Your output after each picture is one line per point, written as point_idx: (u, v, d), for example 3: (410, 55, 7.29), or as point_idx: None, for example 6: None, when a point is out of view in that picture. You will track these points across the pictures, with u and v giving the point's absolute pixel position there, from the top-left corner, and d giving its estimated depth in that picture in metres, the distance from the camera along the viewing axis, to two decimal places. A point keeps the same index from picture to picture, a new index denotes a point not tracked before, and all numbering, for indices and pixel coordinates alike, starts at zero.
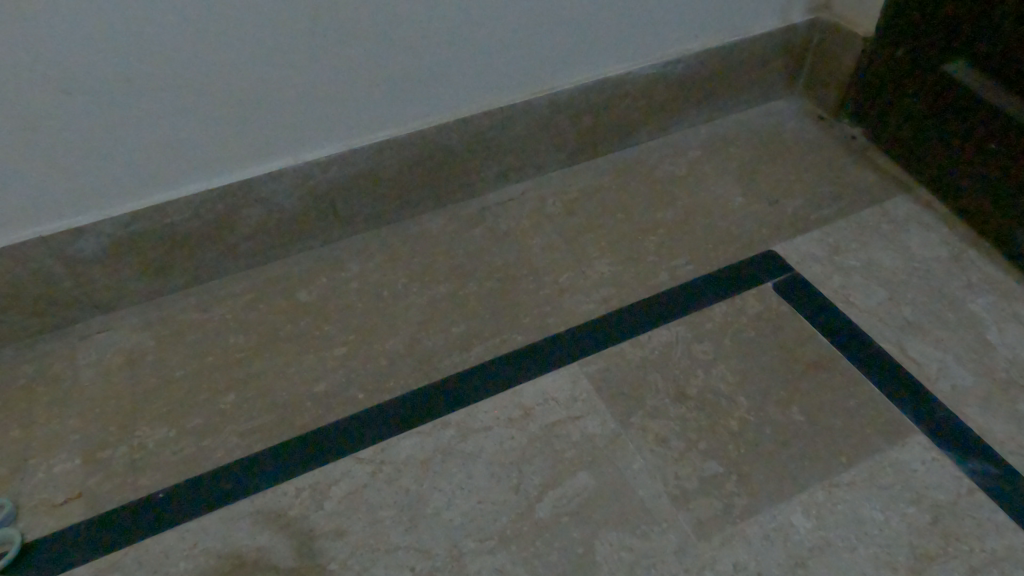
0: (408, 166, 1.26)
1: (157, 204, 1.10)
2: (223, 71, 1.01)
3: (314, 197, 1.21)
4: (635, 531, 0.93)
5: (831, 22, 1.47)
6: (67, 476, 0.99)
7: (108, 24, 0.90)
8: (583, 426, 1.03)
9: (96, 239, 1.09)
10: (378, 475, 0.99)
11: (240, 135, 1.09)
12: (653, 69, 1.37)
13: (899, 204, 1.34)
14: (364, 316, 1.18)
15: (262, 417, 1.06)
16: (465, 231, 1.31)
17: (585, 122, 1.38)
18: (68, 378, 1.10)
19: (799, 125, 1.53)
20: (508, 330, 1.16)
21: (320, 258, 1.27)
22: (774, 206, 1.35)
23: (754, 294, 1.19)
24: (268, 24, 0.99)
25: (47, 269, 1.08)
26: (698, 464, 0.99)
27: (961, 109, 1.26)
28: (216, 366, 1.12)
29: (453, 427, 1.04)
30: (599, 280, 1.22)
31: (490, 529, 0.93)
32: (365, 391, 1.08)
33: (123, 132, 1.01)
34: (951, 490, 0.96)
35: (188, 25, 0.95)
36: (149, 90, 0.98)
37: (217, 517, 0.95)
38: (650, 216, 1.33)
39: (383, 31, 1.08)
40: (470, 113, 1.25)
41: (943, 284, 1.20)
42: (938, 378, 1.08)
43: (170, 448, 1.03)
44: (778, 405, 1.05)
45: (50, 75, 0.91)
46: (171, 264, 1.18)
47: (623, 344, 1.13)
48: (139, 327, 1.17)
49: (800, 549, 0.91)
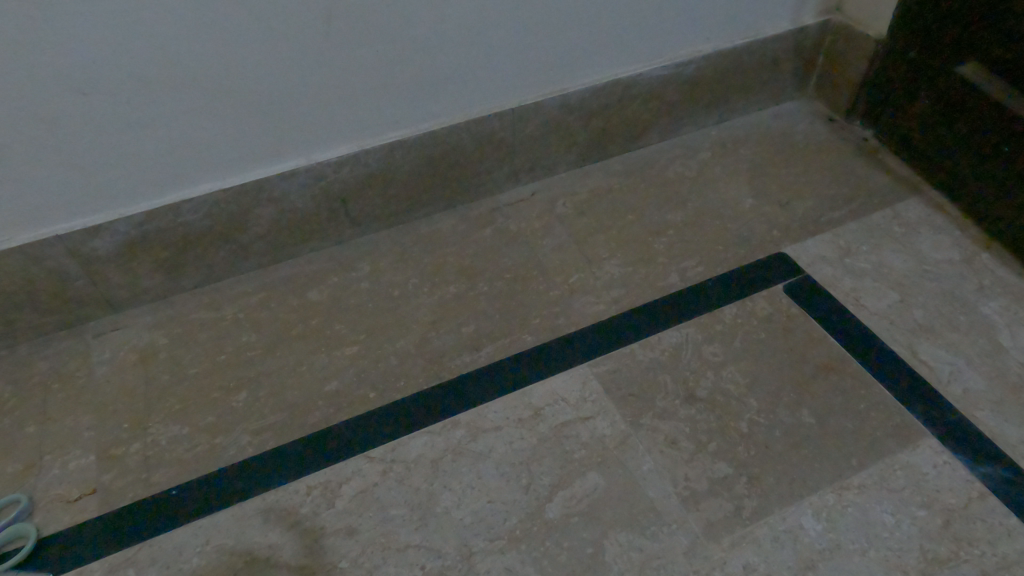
0: (418, 166, 1.27)
1: (170, 203, 1.11)
2: (237, 71, 1.02)
3: (326, 197, 1.22)
4: (645, 532, 0.93)
5: (842, 23, 1.46)
6: (82, 473, 1.01)
7: (123, 25, 0.91)
8: (593, 427, 1.03)
9: (110, 238, 1.10)
10: (389, 474, 0.99)
11: (252, 135, 1.10)
12: (664, 70, 1.37)
13: (910, 206, 1.34)
14: (374, 316, 1.18)
15: (274, 415, 1.06)
16: (476, 231, 1.31)
17: (595, 123, 1.38)
18: (83, 375, 1.11)
19: (810, 127, 1.53)
20: (518, 330, 1.16)
21: (331, 258, 1.27)
22: (784, 208, 1.34)
23: (764, 296, 1.19)
24: (281, 25, 1.00)
25: (63, 268, 1.09)
26: (707, 466, 0.99)
27: (974, 111, 1.25)
28: (228, 364, 1.12)
29: (463, 427, 1.04)
30: (609, 281, 1.23)
31: (500, 529, 0.94)
32: (375, 390, 1.09)
33: (137, 132, 1.02)
34: (962, 494, 0.96)
35: (204, 26, 0.95)
36: (163, 90, 0.99)
37: (229, 515, 0.96)
38: (660, 217, 1.33)
39: (395, 32, 1.08)
40: (482, 113, 1.26)
41: (955, 287, 1.20)
42: (949, 382, 1.07)
43: (183, 445, 1.03)
44: (788, 407, 1.05)
45: (66, 74, 0.92)
46: (185, 263, 1.18)
47: (634, 345, 1.13)
48: (153, 326, 1.18)
49: (810, 551, 0.91)
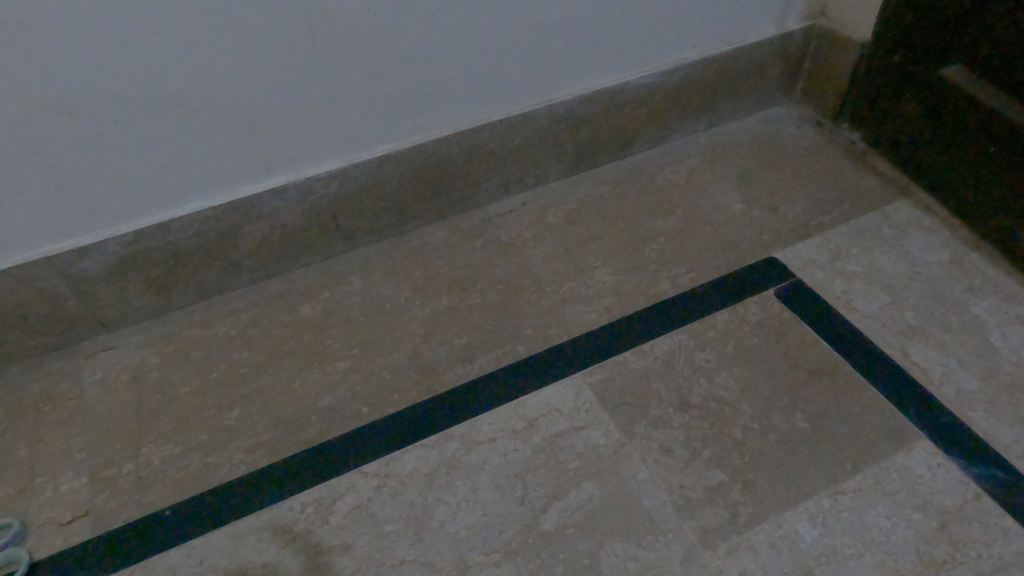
0: (407, 179, 1.27)
1: (159, 222, 1.11)
2: (223, 89, 1.02)
3: (315, 212, 1.22)
4: (641, 542, 0.93)
5: (826, 28, 1.48)
6: (74, 494, 1.00)
7: (111, 46, 0.92)
8: (586, 436, 1.03)
9: (100, 258, 1.10)
10: (383, 489, 0.99)
11: (240, 151, 1.10)
12: (650, 78, 1.38)
13: (899, 209, 1.34)
14: (367, 329, 1.18)
15: (267, 432, 1.06)
16: (467, 243, 1.32)
17: (584, 132, 1.38)
18: (75, 396, 1.11)
19: (798, 131, 1.54)
20: (511, 341, 1.16)
21: (322, 273, 1.27)
22: (774, 213, 1.35)
23: (756, 302, 1.19)
24: (268, 42, 1.01)
25: (53, 289, 1.09)
26: (702, 473, 0.99)
27: (960, 112, 1.26)
28: (221, 382, 1.12)
29: (457, 440, 1.04)
30: (600, 289, 1.23)
31: (496, 542, 0.93)
32: (369, 405, 1.09)
33: (125, 153, 1.02)
34: (957, 496, 0.96)
35: (190, 45, 0.96)
36: (151, 110, 1.00)
37: (223, 534, 0.95)
38: (651, 225, 1.33)
39: (382, 47, 1.09)
40: (470, 125, 1.26)
41: (946, 287, 1.20)
42: (942, 383, 1.08)
43: (176, 464, 1.03)
44: (782, 412, 1.05)
45: (55, 98, 0.92)
46: (175, 281, 1.18)
47: (627, 353, 1.13)
48: (144, 344, 1.17)
49: (807, 557, 0.91)
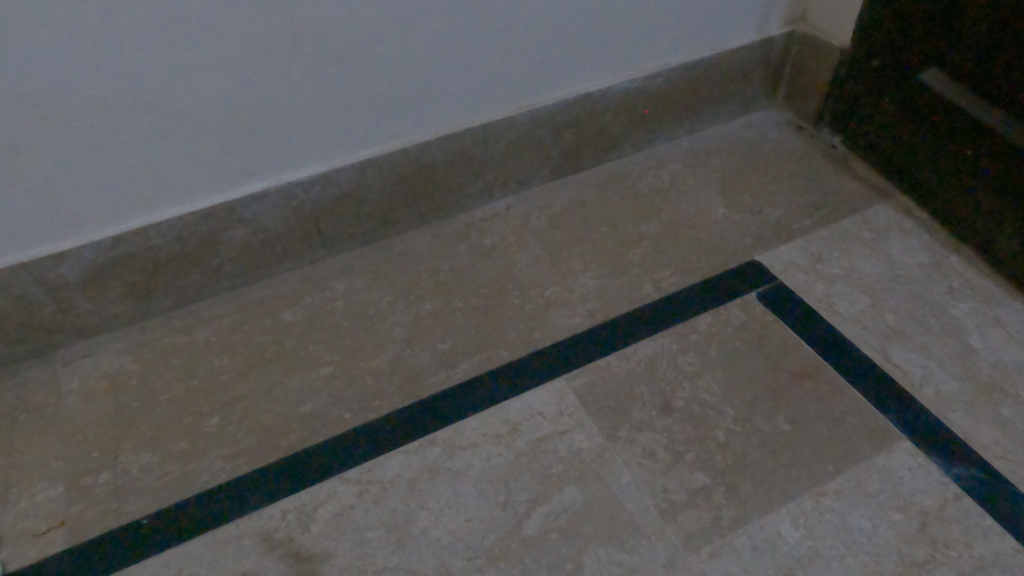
0: (390, 184, 1.27)
1: (139, 228, 1.10)
2: (203, 94, 1.02)
3: (297, 218, 1.22)
4: (623, 546, 0.92)
5: (806, 34, 1.49)
6: (50, 505, 0.98)
7: (90, 51, 0.91)
8: (570, 440, 1.03)
9: (77, 264, 1.08)
10: (365, 495, 0.98)
11: (221, 156, 1.10)
12: (632, 83, 1.39)
13: (880, 212, 1.35)
14: (349, 335, 1.17)
15: (248, 439, 1.05)
16: (451, 247, 1.31)
17: (566, 137, 1.39)
18: (50, 404, 1.09)
19: (780, 135, 1.55)
20: (495, 345, 1.16)
21: (305, 278, 1.27)
22: (756, 216, 1.36)
23: (738, 304, 1.20)
24: (248, 47, 1.00)
25: (29, 296, 1.08)
26: (686, 476, 0.99)
27: (937, 117, 1.28)
28: (201, 389, 1.11)
29: (440, 445, 1.03)
30: (584, 293, 1.23)
31: (479, 547, 0.93)
32: (351, 411, 1.08)
33: (105, 158, 1.01)
34: (938, 496, 0.96)
35: (169, 50, 0.96)
36: (132, 115, 0.99)
37: (201, 542, 0.94)
38: (634, 229, 1.33)
39: (361, 50, 1.09)
40: (453, 130, 1.26)
41: (925, 289, 1.21)
42: (922, 384, 1.08)
43: (154, 473, 1.02)
44: (765, 414, 1.05)
45: (33, 104, 0.92)
46: (155, 287, 1.17)
47: (610, 357, 1.13)
48: (123, 352, 1.16)
49: (789, 559, 0.91)
